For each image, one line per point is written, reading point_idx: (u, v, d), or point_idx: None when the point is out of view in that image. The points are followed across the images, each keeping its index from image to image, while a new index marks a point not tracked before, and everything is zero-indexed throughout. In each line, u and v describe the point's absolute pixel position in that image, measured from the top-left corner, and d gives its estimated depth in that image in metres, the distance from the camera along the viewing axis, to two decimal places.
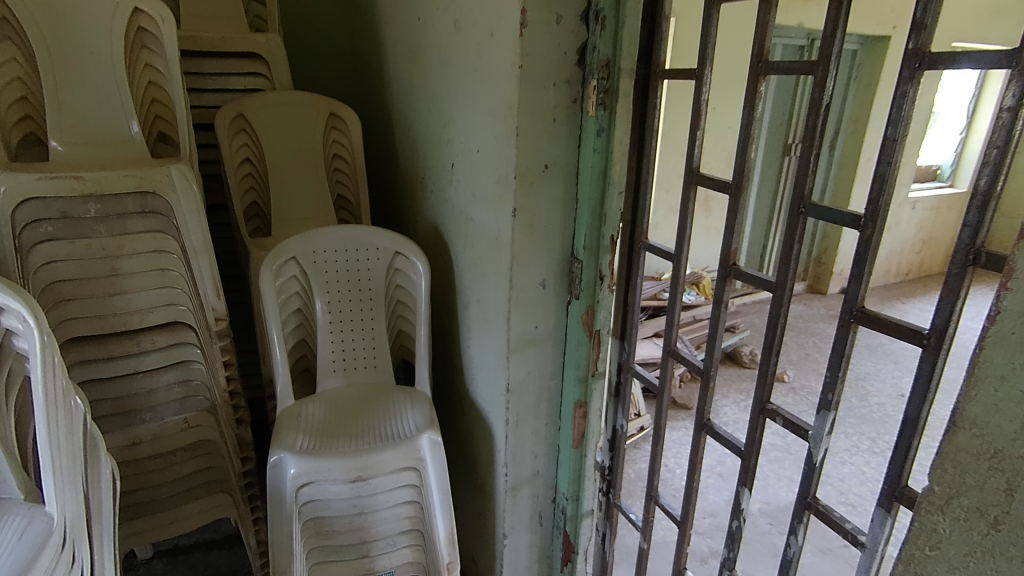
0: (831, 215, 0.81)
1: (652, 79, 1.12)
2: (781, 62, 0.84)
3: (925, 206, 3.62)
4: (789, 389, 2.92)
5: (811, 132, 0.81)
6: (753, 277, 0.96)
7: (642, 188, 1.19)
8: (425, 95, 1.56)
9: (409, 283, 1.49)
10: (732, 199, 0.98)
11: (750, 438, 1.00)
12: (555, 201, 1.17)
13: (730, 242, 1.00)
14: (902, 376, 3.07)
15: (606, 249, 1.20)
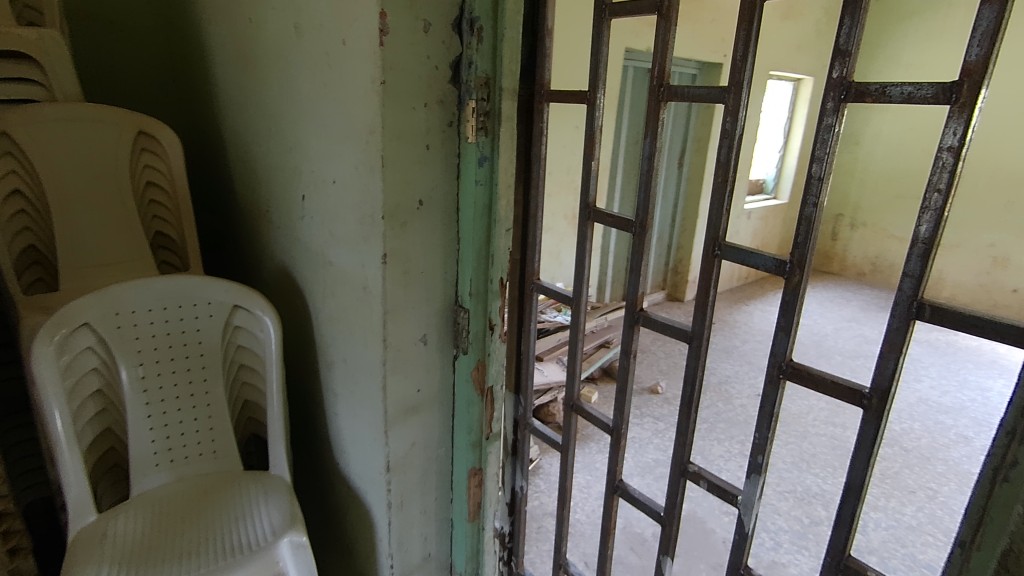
0: (752, 258, 0.73)
1: (537, 101, 0.99)
2: (688, 87, 0.76)
3: (757, 215, 4.82)
4: (663, 400, 3.00)
5: (724, 166, 0.73)
6: (665, 324, 0.85)
7: (532, 223, 1.05)
8: (263, 112, 1.30)
9: (254, 342, 1.21)
10: (637, 239, 0.87)
11: (671, 503, 0.90)
12: (432, 243, 0.98)
13: (637, 286, 0.89)
14: (757, 376, 3.33)
15: (495, 295, 1.04)
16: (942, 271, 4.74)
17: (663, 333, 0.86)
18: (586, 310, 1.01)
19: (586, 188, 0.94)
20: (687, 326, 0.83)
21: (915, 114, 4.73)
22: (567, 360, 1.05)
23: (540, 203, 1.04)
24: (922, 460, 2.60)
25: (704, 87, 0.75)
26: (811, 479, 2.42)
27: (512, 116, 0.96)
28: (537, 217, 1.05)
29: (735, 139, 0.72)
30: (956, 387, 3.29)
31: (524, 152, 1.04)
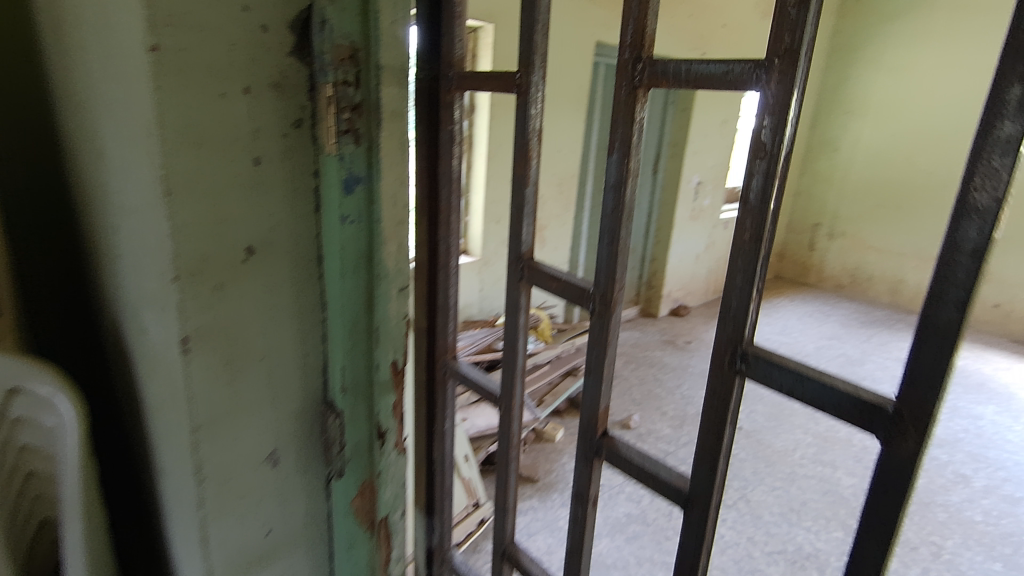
0: (810, 391, 0.40)
1: (444, 90, 0.65)
2: (685, 64, 0.41)
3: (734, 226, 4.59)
4: (637, 436, 2.69)
5: (747, 205, 0.39)
6: (645, 471, 0.51)
7: (442, 274, 0.70)
8: (75, 108, 0.91)
9: (45, 438, 0.81)
10: (597, 319, 0.52)
11: None
12: (276, 310, 0.62)
13: (594, 396, 0.55)
14: None
15: (386, 386, 0.69)
16: (922, 285, 4.60)
17: (639, 480, 0.52)
18: (521, 413, 0.67)
19: (518, 227, 0.59)
20: (681, 482, 0.49)
21: (894, 122, 4.59)
22: (496, 483, 0.70)
23: (456, 244, 0.69)
24: (922, 508, 2.36)
25: (716, 61, 0.41)
26: (803, 536, 2.14)
27: (402, 108, 0.62)
28: (450, 264, 0.70)
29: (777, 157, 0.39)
30: (946, 415, 3.11)
31: (427, 165, 0.70)
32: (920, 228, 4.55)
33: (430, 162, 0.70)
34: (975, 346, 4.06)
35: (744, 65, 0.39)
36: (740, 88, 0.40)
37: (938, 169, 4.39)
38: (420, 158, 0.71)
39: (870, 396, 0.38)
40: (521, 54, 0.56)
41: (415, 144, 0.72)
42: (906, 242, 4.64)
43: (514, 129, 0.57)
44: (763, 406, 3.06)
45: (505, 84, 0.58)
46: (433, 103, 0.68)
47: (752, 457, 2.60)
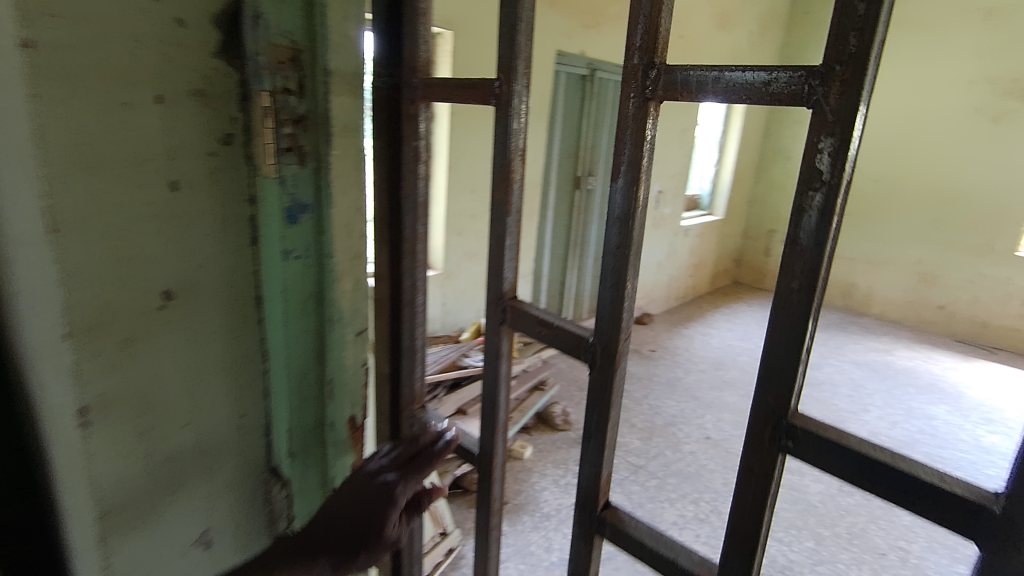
0: (881, 480, 0.37)
1: (407, 100, 0.57)
2: (721, 73, 0.37)
3: (694, 233, 4.64)
4: None
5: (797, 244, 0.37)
6: (659, 556, 0.48)
7: (406, 313, 0.63)
8: None
9: None
10: (598, 373, 0.48)
11: None
12: (202, 361, 0.52)
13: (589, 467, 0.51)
14: (704, 415, 3.02)
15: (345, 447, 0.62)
16: (872, 288, 4.75)
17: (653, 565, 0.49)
18: (501, 472, 0.61)
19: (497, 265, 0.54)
20: (704, 567, 0.46)
21: None
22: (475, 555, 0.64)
23: (422, 278, 0.62)
24: (887, 511, 2.38)
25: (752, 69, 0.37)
26: (776, 547, 2.11)
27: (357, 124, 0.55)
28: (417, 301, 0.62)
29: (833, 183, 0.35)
30: (902, 416, 3.18)
31: (391, 188, 0.62)
32: (869, 233, 4.71)
33: (391, 184, 0.62)
34: (924, 347, 4.20)
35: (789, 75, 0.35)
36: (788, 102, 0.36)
37: (885, 176, 4.55)
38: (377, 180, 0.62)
39: (958, 489, 0.35)
40: (500, 59, 0.49)
41: (370, 161, 0.62)
42: (856, 246, 4.79)
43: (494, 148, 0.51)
44: (729, 414, 3.05)
45: (482, 94, 0.51)
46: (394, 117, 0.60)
47: (721, 468, 2.58)
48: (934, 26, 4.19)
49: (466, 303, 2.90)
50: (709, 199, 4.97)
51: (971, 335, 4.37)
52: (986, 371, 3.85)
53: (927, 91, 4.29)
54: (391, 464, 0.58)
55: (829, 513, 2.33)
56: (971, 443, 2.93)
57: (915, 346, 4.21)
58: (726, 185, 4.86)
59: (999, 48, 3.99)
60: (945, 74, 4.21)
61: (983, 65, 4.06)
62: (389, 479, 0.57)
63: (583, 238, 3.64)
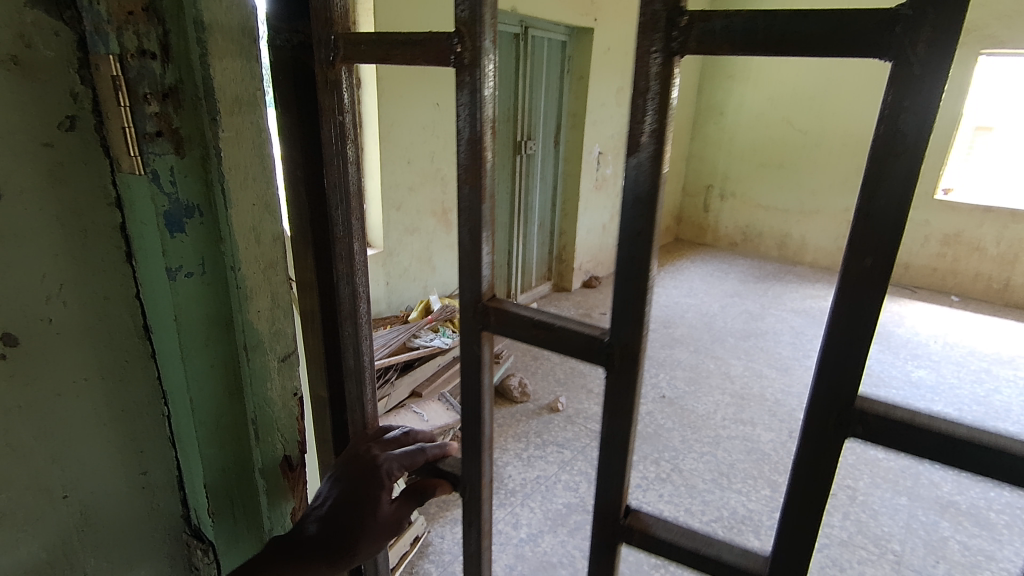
0: (959, 459, 0.39)
1: (321, 66, 0.51)
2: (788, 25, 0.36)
3: None
4: (566, 420, 2.60)
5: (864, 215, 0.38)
6: (700, 555, 0.52)
7: (350, 329, 0.59)
8: None
9: None
10: (616, 372, 0.50)
11: None
12: (86, 361, 0.55)
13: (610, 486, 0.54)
14: (658, 374, 3.06)
15: (274, 486, 0.67)
16: (805, 238, 4.93)
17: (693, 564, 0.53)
18: (488, 492, 0.61)
19: (473, 261, 0.53)
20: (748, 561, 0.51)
21: (773, 84, 4.80)
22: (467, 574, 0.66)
23: (350, 288, 0.57)
24: None
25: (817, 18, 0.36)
26: (736, 499, 2.17)
27: (257, 134, 0.56)
28: (354, 312, 0.58)
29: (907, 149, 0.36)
30: None
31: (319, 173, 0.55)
32: (799, 184, 4.86)
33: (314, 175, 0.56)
34: None
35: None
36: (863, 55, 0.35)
37: (813, 127, 4.69)
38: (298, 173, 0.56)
39: None
40: (460, 11, 0.45)
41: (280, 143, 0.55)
42: (789, 197, 4.94)
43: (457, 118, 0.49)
44: (681, 371, 3.11)
45: (436, 53, 0.47)
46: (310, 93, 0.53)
47: (678, 426, 2.61)
48: None
49: (410, 281, 2.77)
50: None
51: (896, 277, 4.62)
52: (910, 309, 4.09)
53: None
54: (373, 443, 0.61)
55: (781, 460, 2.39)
56: (903, 380, 3.10)
57: None
58: None
59: None
60: None
61: None
62: (376, 456, 0.60)
63: (526, 206, 3.59)
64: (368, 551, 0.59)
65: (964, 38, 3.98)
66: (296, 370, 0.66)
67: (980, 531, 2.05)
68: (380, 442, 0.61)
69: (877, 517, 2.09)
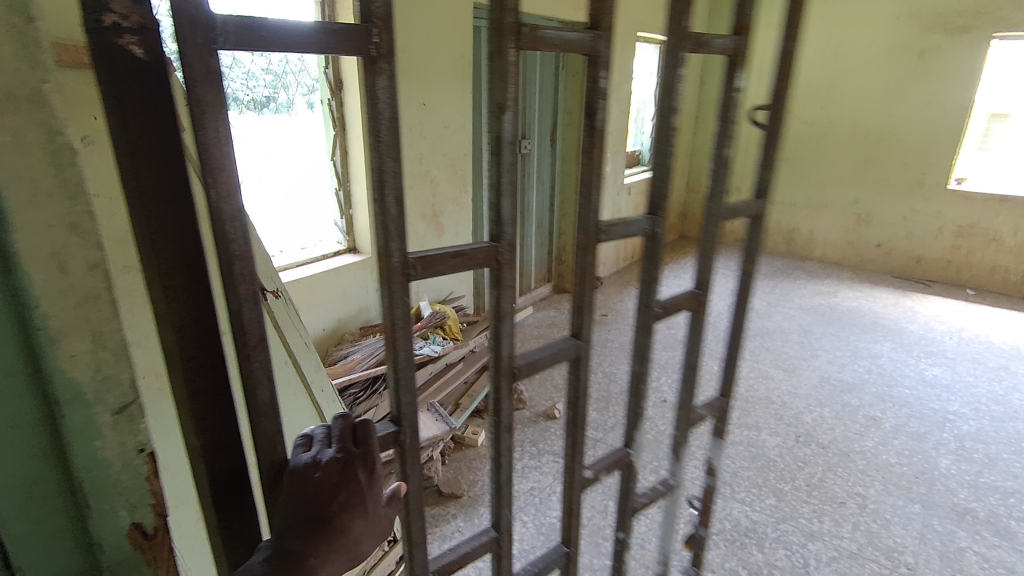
0: (627, 228, 0.80)
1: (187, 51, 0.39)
2: (559, 36, 0.63)
3: (637, 190, 4.53)
4: (562, 427, 2.53)
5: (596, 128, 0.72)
6: (553, 354, 0.78)
7: (255, 358, 0.48)
8: None
9: None
10: (506, 268, 0.68)
11: (567, 511, 0.94)
12: None
13: (509, 345, 0.72)
14: (659, 377, 2.97)
15: (134, 572, 0.45)
16: (813, 232, 4.83)
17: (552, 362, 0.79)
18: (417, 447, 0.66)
19: (400, 230, 0.55)
20: (569, 341, 0.80)
21: (776, 74, 4.67)
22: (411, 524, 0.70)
23: (256, 311, 0.48)
24: (843, 458, 2.35)
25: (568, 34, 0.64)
26: (739, 509, 2.07)
27: (46, 143, 0.36)
28: (264, 338, 0.49)
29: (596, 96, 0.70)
30: (850, 357, 3.20)
31: (206, 183, 0.42)
32: (806, 178, 4.75)
33: (179, 194, 0.43)
34: (864, 286, 4.30)
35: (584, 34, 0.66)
36: (579, 49, 0.67)
37: (818, 118, 4.57)
38: (157, 191, 0.41)
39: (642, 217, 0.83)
40: (375, 6, 0.47)
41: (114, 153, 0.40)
42: (796, 191, 4.82)
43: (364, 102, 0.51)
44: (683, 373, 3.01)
45: (354, 43, 0.47)
46: (164, 90, 0.40)
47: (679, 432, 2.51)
48: None
49: None
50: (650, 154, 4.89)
51: (908, 270, 4.49)
52: (924, 305, 3.96)
53: (856, 27, 4.25)
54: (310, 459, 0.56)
55: (788, 466, 2.29)
56: (916, 379, 2.98)
57: (856, 286, 4.30)
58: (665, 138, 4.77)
59: None
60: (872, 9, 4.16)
61: None
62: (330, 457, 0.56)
63: (523, 206, 3.53)
64: (371, 528, 0.58)
65: (975, 22, 3.83)
66: (145, 422, 0.44)
67: (1000, 542, 1.94)
68: (317, 453, 0.57)
69: (889, 527, 1.99)
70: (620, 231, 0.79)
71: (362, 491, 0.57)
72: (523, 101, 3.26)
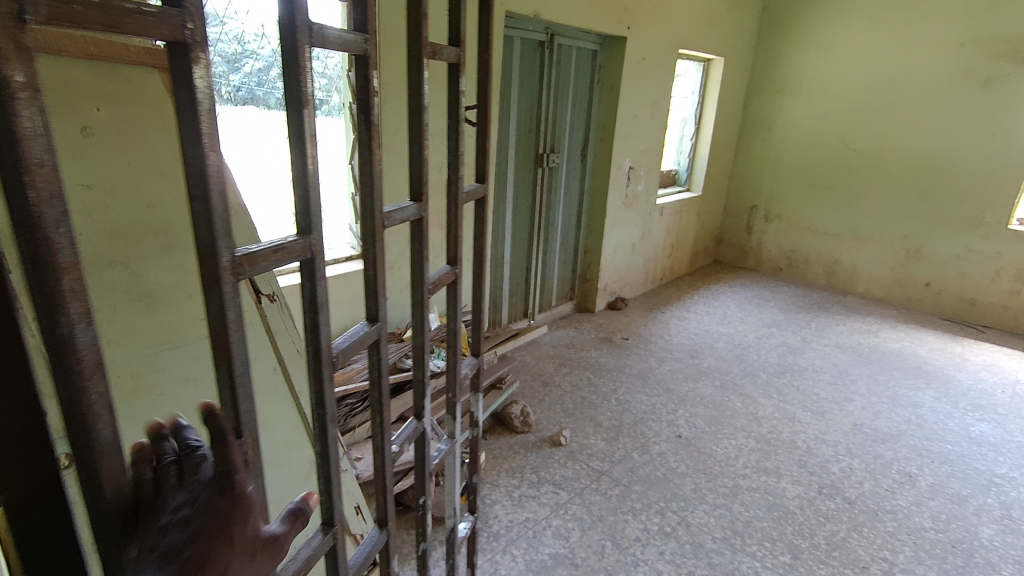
0: (402, 213, 0.85)
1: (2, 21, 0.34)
2: (333, 32, 0.64)
3: (670, 212, 4.38)
4: (567, 455, 2.40)
5: (375, 126, 0.75)
6: (356, 338, 0.79)
7: (87, 386, 0.42)
8: None
9: None
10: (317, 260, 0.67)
11: (383, 491, 0.94)
12: None
13: (329, 334, 0.71)
14: (676, 410, 2.80)
15: None
16: (857, 264, 4.57)
17: (360, 349, 0.80)
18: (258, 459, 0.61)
19: (227, 227, 0.52)
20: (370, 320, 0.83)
21: (823, 97, 4.47)
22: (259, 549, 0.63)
23: (92, 331, 0.41)
24: (870, 517, 2.15)
25: (343, 33, 0.66)
26: (748, 564, 1.90)
27: None
28: (102, 361, 0.43)
29: (370, 93, 0.73)
30: (887, 405, 2.96)
31: (21, 185, 0.36)
32: (852, 208, 4.50)
33: None
34: (909, 327, 4.02)
35: (358, 35, 0.69)
36: (353, 49, 0.69)
37: (868, 146, 4.34)
38: None
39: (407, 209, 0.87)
40: None
41: None
42: (841, 221, 4.57)
43: (177, 92, 0.46)
44: (703, 408, 2.83)
45: (169, 30, 0.44)
46: None
47: (692, 471, 2.35)
48: None
49: None
50: (687, 174, 4.71)
51: (960, 313, 4.19)
52: (977, 352, 3.66)
53: (914, 51, 4.02)
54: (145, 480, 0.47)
55: (807, 521, 2.10)
56: (960, 435, 2.72)
57: (901, 326, 4.02)
58: (704, 159, 4.61)
59: (988, 4, 3.70)
60: (932, 33, 3.93)
61: (972, 23, 3.78)
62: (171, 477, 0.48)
63: (548, 221, 3.44)
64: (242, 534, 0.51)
65: None
66: None
67: None
68: (155, 470, 0.47)
69: None
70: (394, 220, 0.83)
71: (224, 509, 0.50)
72: (554, 113, 3.18)
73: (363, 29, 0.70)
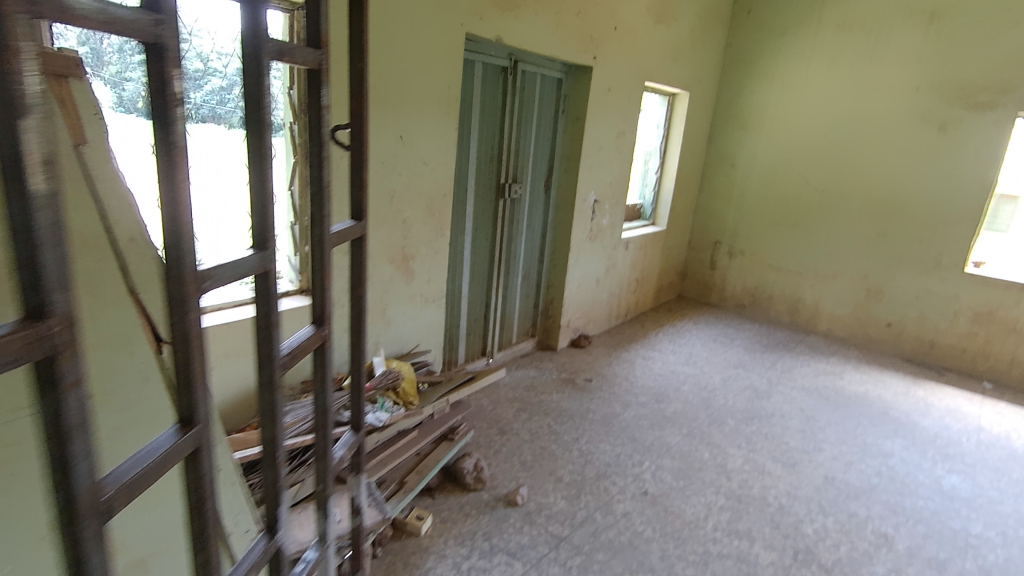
0: (233, 264, 0.76)
1: None
2: (91, 11, 0.53)
3: (635, 246, 4.27)
4: (524, 517, 2.16)
5: (178, 144, 0.65)
6: (149, 459, 0.66)
7: None
8: None
9: None
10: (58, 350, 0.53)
11: None
12: None
13: (93, 474, 0.58)
14: (642, 462, 2.61)
15: None
16: (819, 302, 4.55)
17: (158, 472, 0.67)
18: None
19: None
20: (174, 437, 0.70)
21: (785, 136, 4.48)
22: None
23: None
24: None
25: (110, 11, 0.55)
26: None
27: None
28: None
29: (168, 97, 0.63)
30: (857, 455, 2.84)
31: None
32: (814, 247, 4.49)
33: None
34: (872, 369, 3.97)
35: (145, 20, 0.59)
36: (141, 34, 0.59)
37: (828, 185, 4.35)
38: None
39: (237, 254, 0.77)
40: None
41: None
42: (803, 259, 4.55)
43: None
44: (670, 460, 2.65)
45: None
46: None
47: (659, 535, 2.15)
48: (879, 28, 3.97)
49: None
50: (652, 209, 4.63)
51: (920, 354, 4.18)
52: (939, 397, 3.62)
53: (872, 93, 4.07)
54: None
55: None
56: (932, 488, 2.62)
57: (864, 368, 3.97)
58: (669, 193, 4.54)
59: (943, 52, 3.78)
60: (889, 77, 3.99)
61: (927, 68, 3.85)
62: None
63: (509, 254, 3.25)
64: None
65: (1000, 99, 3.62)
66: None
67: None
68: None
69: None
70: (218, 266, 0.73)
71: None
72: (517, 141, 3.03)
73: (154, 18, 0.60)
